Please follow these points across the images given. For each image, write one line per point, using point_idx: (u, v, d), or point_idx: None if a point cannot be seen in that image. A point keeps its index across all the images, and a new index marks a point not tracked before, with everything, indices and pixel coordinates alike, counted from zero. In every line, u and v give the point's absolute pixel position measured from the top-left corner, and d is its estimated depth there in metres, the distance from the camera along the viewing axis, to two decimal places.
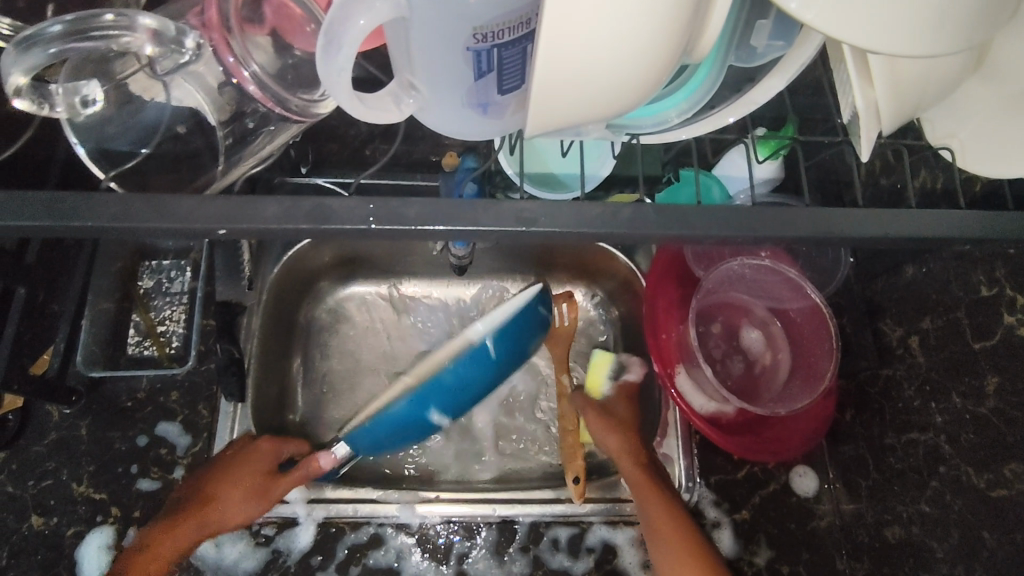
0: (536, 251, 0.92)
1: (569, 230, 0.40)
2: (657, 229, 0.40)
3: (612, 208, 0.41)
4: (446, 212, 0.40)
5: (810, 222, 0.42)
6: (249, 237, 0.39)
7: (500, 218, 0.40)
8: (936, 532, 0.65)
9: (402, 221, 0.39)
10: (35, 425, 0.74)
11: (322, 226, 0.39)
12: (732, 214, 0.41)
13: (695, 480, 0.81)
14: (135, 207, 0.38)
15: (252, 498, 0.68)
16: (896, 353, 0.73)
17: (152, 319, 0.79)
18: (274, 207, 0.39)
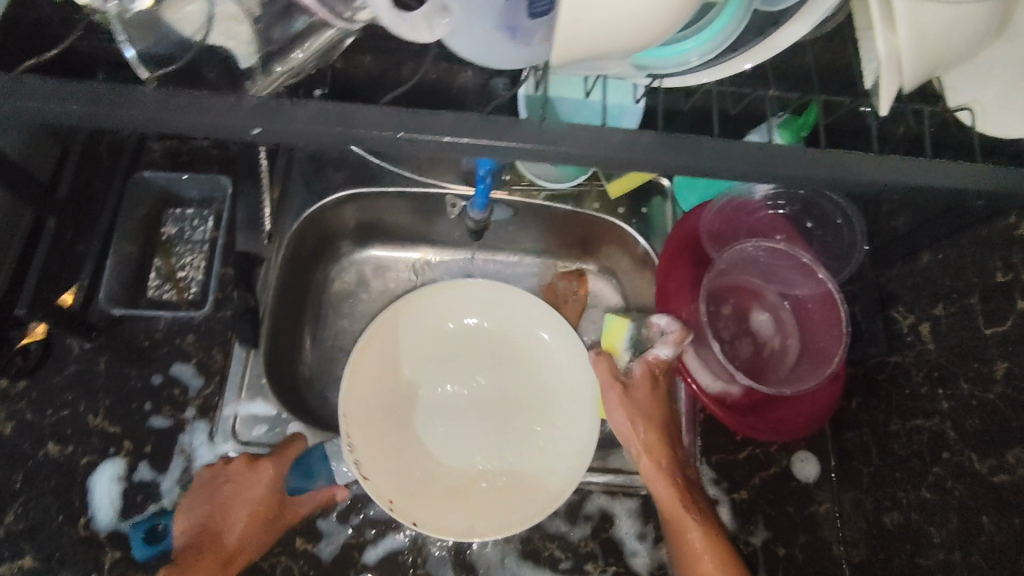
0: (550, 228, 0.94)
1: (590, 154, 0.41)
2: (674, 163, 0.41)
3: (634, 135, 0.42)
4: (474, 128, 0.41)
5: (829, 164, 0.42)
6: (281, 139, 0.41)
7: (524, 135, 0.41)
8: (936, 517, 0.65)
9: (430, 133, 0.40)
10: (56, 357, 0.76)
11: (349, 129, 0.40)
12: (749, 157, 0.41)
13: (697, 457, 0.81)
14: (173, 113, 0.40)
15: (266, 526, 0.69)
16: (906, 340, 0.72)
17: (173, 264, 0.82)
18: (310, 109, 0.40)
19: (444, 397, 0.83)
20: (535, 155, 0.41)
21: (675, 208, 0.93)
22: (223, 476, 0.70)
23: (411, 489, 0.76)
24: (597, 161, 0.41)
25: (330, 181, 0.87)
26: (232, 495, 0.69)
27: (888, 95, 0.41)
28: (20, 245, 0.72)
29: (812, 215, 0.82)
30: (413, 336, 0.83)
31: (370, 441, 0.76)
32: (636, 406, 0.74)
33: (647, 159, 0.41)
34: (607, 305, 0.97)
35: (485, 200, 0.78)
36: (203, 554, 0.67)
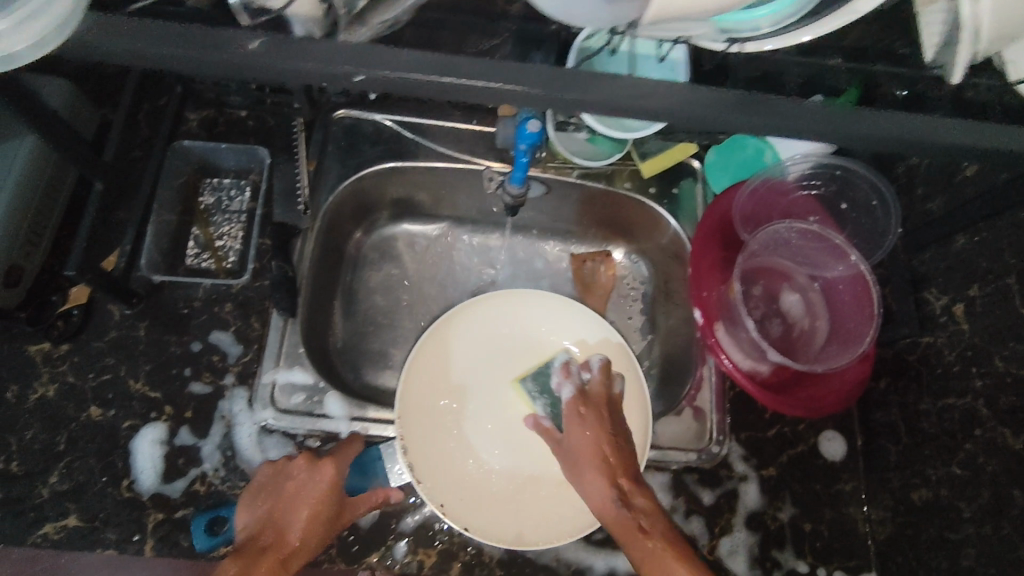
0: (579, 208, 0.96)
1: (676, 109, 0.44)
2: (756, 119, 0.45)
3: (716, 91, 0.45)
4: (564, 80, 0.44)
5: (915, 124, 0.46)
6: (378, 87, 0.44)
7: (612, 91, 0.44)
8: (966, 492, 0.67)
9: (525, 84, 0.43)
10: (96, 322, 0.76)
11: (447, 78, 0.43)
12: (830, 121, 0.45)
13: (726, 434, 0.83)
14: (273, 58, 0.42)
15: (326, 526, 0.68)
16: (938, 321, 0.73)
17: (211, 233, 0.83)
18: (408, 56, 0.43)
19: (490, 403, 0.84)
20: (624, 107, 0.45)
21: (705, 189, 0.94)
22: (285, 475, 0.70)
23: (461, 494, 0.77)
24: (684, 118, 0.45)
25: (364, 155, 0.87)
26: (292, 494, 0.68)
27: (963, 63, 0.43)
28: (58, 218, 0.76)
29: (846, 197, 0.84)
30: (461, 343, 0.84)
31: (422, 445, 0.77)
32: (571, 455, 0.70)
33: (738, 116, 0.45)
34: (632, 285, 0.98)
35: (523, 174, 0.78)
36: (264, 554, 0.65)
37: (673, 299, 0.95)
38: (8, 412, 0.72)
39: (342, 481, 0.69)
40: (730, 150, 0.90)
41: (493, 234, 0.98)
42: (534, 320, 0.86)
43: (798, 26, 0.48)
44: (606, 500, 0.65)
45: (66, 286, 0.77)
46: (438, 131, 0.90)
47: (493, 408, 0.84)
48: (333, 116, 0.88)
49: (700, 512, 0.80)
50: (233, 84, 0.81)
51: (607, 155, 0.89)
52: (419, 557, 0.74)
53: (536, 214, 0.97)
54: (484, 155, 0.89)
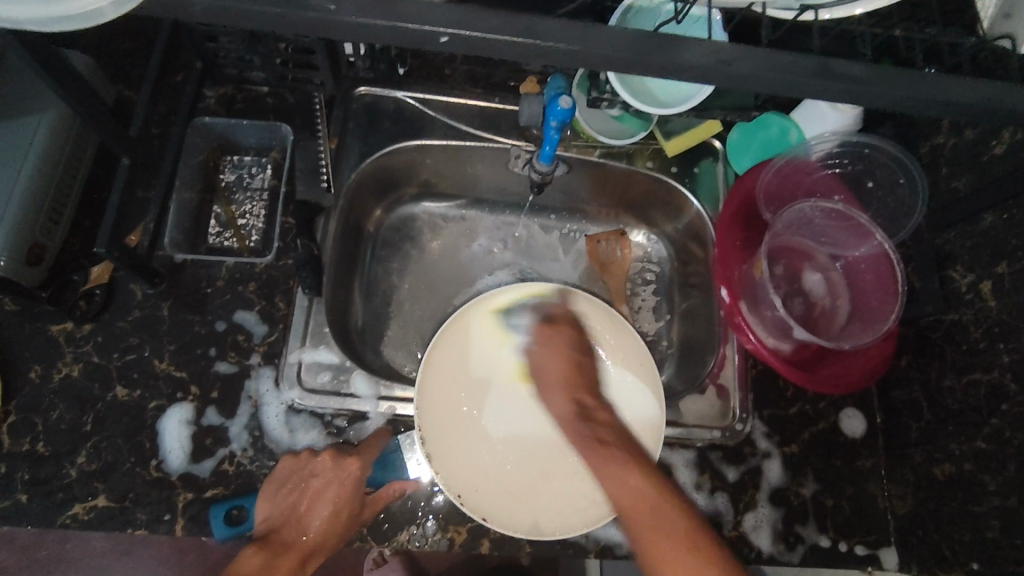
0: (598, 189, 0.96)
1: (762, 75, 0.43)
2: (835, 86, 0.43)
3: (796, 57, 0.43)
4: (655, 46, 0.42)
5: (986, 93, 0.45)
6: (462, 50, 0.43)
7: (699, 55, 0.42)
8: (991, 466, 0.68)
9: (609, 49, 0.42)
10: (118, 302, 0.75)
11: (536, 42, 0.42)
12: (907, 84, 0.44)
13: (749, 412, 0.83)
14: (353, 19, 0.41)
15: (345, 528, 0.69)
16: (964, 299, 0.74)
17: (233, 212, 0.83)
18: (495, 18, 0.42)
19: (511, 392, 0.81)
20: (712, 74, 0.43)
21: (726, 169, 0.93)
22: (306, 474, 0.70)
23: (476, 484, 0.75)
24: (767, 87, 0.43)
25: (386, 133, 0.86)
26: (313, 496, 0.69)
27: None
28: (80, 187, 0.77)
29: (873, 175, 0.84)
30: (483, 332, 0.80)
31: (439, 434, 0.75)
32: (538, 386, 0.70)
33: (819, 84, 0.43)
34: (648, 266, 0.99)
35: (551, 151, 0.78)
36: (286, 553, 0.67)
37: (692, 279, 0.95)
38: (32, 392, 0.71)
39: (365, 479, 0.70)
40: (753, 129, 0.90)
41: (510, 215, 0.98)
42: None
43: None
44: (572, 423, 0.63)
45: (87, 265, 0.75)
46: (461, 109, 0.88)
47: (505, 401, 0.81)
48: (354, 92, 0.87)
49: (725, 489, 0.80)
50: (256, 59, 0.79)
51: (633, 134, 0.90)
52: (449, 535, 0.73)
53: (554, 194, 0.97)
54: (507, 134, 0.88)
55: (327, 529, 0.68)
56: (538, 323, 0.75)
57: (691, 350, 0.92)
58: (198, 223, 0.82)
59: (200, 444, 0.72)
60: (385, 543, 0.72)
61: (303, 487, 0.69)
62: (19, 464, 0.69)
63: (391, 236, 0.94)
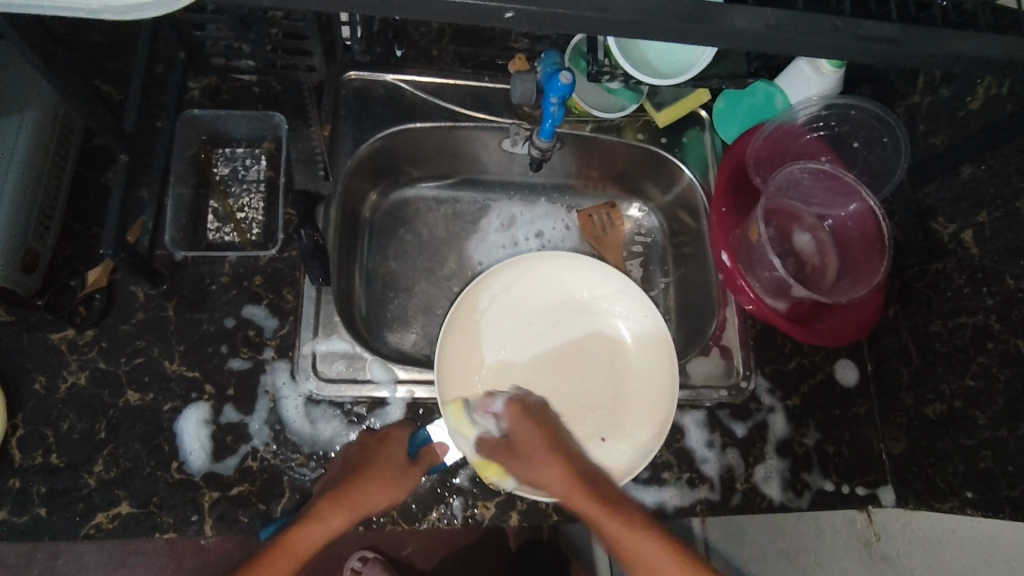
0: (592, 163, 0.97)
1: (806, 39, 0.45)
2: (875, 49, 0.46)
3: (831, 20, 0.45)
4: (703, 15, 0.43)
5: (994, 48, 0.47)
6: (522, 26, 0.43)
7: (751, 22, 0.44)
8: (981, 401, 0.73)
9: (667, 20, 0.43)
10: (121, 304, 0.73)
11: (597, 17, 0.42)
12: (928, 41, 0.46)
13: (752, 369, 0.87)
14: None
15: (394, 490, 0.69)
16: (947, 248, 0.79)
17: (231, 206, 0.81)
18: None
19: (528, 359, 0.83)
20: (761, 39, 0.45)
21: (713, 137, 0.96)
22: (357, 450, 0.71)
23: None
24: (808, 49, 0.45)
25: (378, 117, 0.85)
26: (362, 464, 0.69)
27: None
28: (67, 187, 0.74)
29: (858, 135, 0.88)
30: (493, 314, 0.82)
31: (462, 404, 0.77)
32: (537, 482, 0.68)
33: (853, 45, 0.45)
34: (641, 233, 1.01)
35: (552, 127, 0.79)
36: (341, 508, 0.66)
37: (684, 248, 0.98)
38: (39, 403, 0.69)
39: (397, 448, 0.72)
40: (739, 97, 0.92)
41: (507, 193, 0.99)
42: (558, 279, 0.84)
43: None
44: (585, 498, 0.65)
45: (83, 269, 0.73)
46: (453, 91, 0.88)
47: (525, 368, 0.83)
48: (343, 78, 0.85)
49: (735, 444, 0.84)
50: (245, 46, 0.77)
51: (623, 107, 0.91)
52: (478, 511, 0.74)
53: (546, 172, 0.98)
54: (501, 113, 0.89)
55: (379, 496, 0.68)
56: (519, 413, 0.73)
57: (691, 314, 0.94)
58: (194, 220, 0.80)
59: (218, 440, 0.71)
60: (416, 524, 0.72)
61: (350, 458, 0.71)
62: (33, 477, 0.67)
63: (388, 221, 0.94)
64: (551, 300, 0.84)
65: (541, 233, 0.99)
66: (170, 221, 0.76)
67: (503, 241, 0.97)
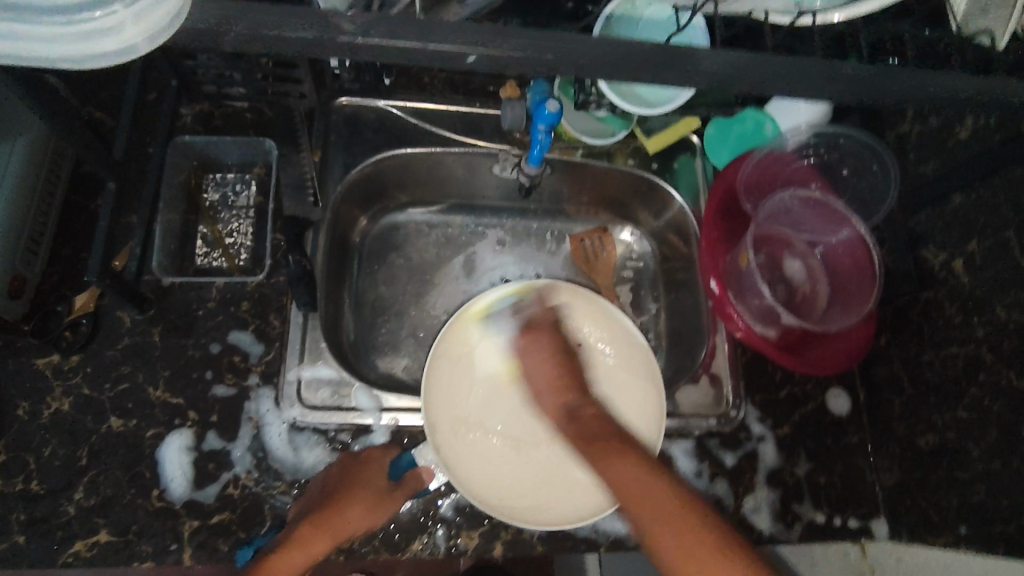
0: (582, 189, 0.98)
1: (772, 80, 0.44)
2: (848, 89, 0.45)
3: (803, 63, 0.45)
4: (672, 58, 0.43)
5: (970, 88, 0.47)
6: (490, 68, 0.43)
7: (720, 64, 0.44)
8: (974, 433, 0.72)
9: (633, 64, 0.43)
10: (107, 330, 0.73)
11: (565, 59, 0.42)
12: (905, 81, 0.45)
13: (742, 397, 0.86)
14: (368, 37, 0.40)
15: (375, 516, 0.69)
16: (938, 277, 0.78)
17: (220, 231, 0.82)
18: (527, 33, 0.42)
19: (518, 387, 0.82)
20: (731, 79, 0.44)
21: (705, 163, 0.96)
22: (337, 473, 0.71)
23: (512, 495, 0.75)
24: (780, 90, 0.45)
25: (368, 143, 0.86)
26: (343, 489, 0.68)
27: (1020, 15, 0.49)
28: (56, 213, 0.74)
29: (847, 164, 0.88)
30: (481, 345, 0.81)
31: (453, 436, 0.76)
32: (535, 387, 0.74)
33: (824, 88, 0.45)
34: (631, 257, 1.01)
35: (540, 153, 0.79)
36: (322, 534, 0.64)
37: (675, 273, 0.97)
38: (21, 429, 0.69)
39: (379, 472, 0.71)
40: (730, 124, 0.92)
41: (496, 218, 0.99)
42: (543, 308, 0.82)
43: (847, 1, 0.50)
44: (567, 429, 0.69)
45: (70, 294, 0.73)
46: (444, 117, 0.88)
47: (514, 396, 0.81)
48: (334, 104, 0.86)
49: (724, 473, 0.83)
50: (236, 74, 0.78)
51: (614, 133, 0.92)
52: (461, 541, 0.73)
53: (540, 197, 0.98)
54: (491, 138, 0.89)
55: (361, 520, 0.68)
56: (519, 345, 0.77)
57: (681, 340, 0.94)
58: (183, 245, 0.80)
59: (199, 467, 0.70)
60: (399, 554, 0.72)
61: (331, 482, 0.70)
62: (13, 504, 0.66)
63: (378, 245, 0.94)
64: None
65: (507, 277, 0.97)
66: (158, 247, 0.76)
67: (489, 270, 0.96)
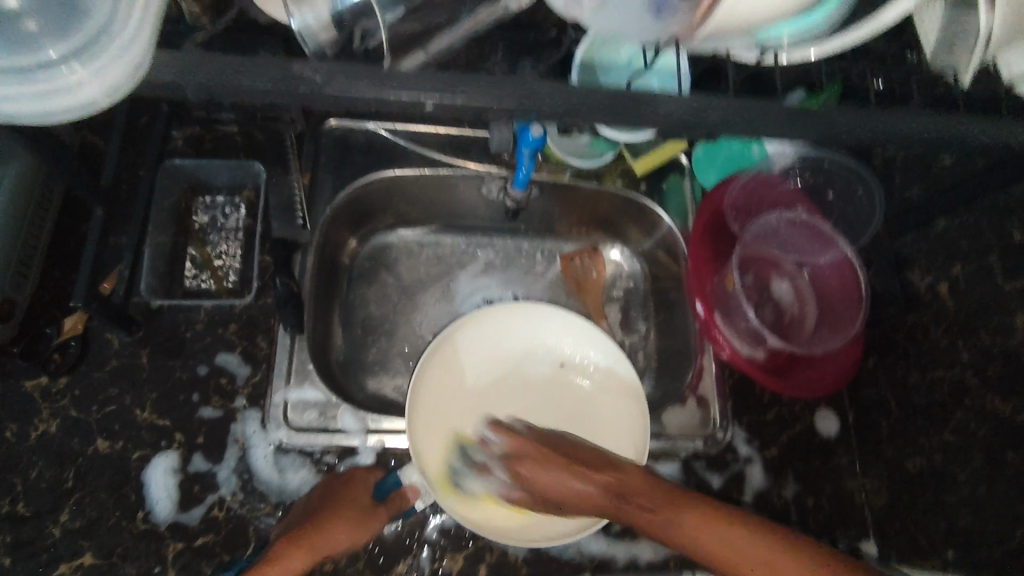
0: (572, 209, 0.98)
1: (732, 123, 0.44)
2: (807, 128, 0.45)
3: (764, 106, 0.45)
4: (632, 102, 0.44)
5: (939, 125, 0.46)
6: (451, 115, 0.43)
7: (677, 107, 0.44)
8: (961, 458, 0.71)
9: (591, 110, 0.43)
10: (95, 351, 0.74)
11: (524, 108, 0.43)
12: (870, 121, 0.45)
13: (729, 419, 0.86)
14: (335, 80, 0.41)
15: (357, 532, 0.69)
16: (924, 299, 0.78)
17: (209, 253, 0.82)
18: (486, 82, 0.42)
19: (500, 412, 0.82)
20: (684, 124, 0.45)
21: (693, 183, 0.96)
22: (322, 489, 0.72)
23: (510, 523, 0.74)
24: (741, 130, 0.45)
25: (358, 166, 0.87)
26: (326, 505, 0.69)
27: (976, 66, 0.47)
28: (48, 236, 0.76)
29: (833, 186, 0.88)
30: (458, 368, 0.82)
31: (439, 462, 0.77)
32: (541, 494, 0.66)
33: (788, 126, 0.45)
34: (622, 276, 1.01)
35: (525, 177, 0.81)
36: (301, 549, 0.65)
37: (665, 293, 0.97)
38: (9, 451, 0.69)
39: (363, 489, 0.72)
40: (717, 147, 0.93)
41: (487, 237, 0.99)
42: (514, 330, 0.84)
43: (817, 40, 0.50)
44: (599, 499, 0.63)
45: (59, 316, 0.74)
46: (434, 140, 0.90)
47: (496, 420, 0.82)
48: (324, 127, 0.87)
49: (711, 495, 0.83)
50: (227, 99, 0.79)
51: (601, 155, 0.93)
52: (446, 563, 0.73)
53: (533, 217, 0.99)
54: (480, 160, 0.90)
55: (342, 537, 0.69)
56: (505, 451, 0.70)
57: (670, 360, 0.94)
58: (173, 267, 0.81)
59: (184, 489, 0.71)
60: None
61: (316, 498, 0.71)
62: None
63: (368, 265, 0.94)
64: (526, 346, 0.84)
65: (489, 298, 0.96)
66: (147, 270, 0.77)
67: (478, 290, 0.96)
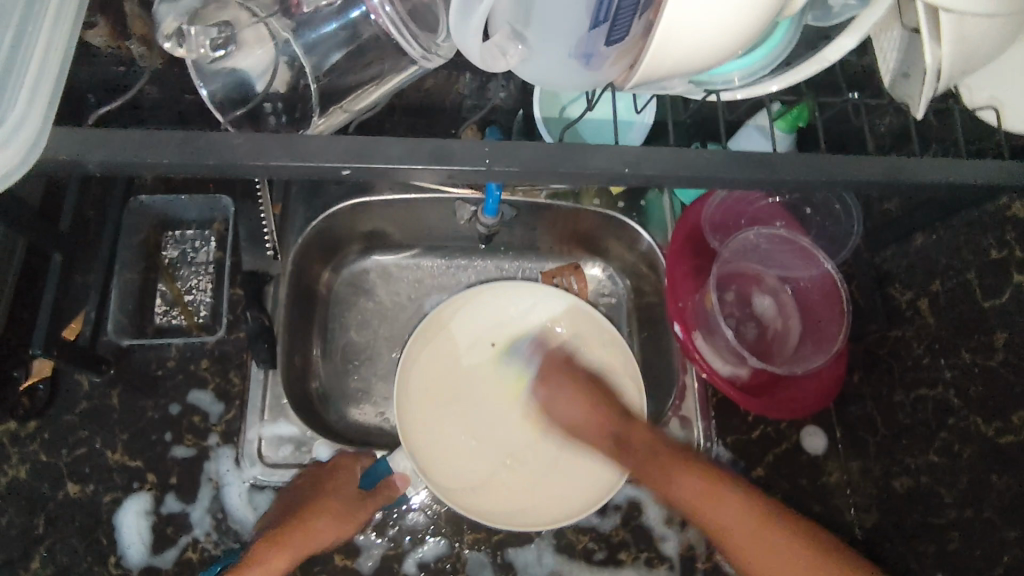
0: (550, 227, 0.95)
1: (669, 171, 0.43)
2: (751, 175, 0.44)
3: (705, 154, 0.44)
4: (566, 154, 0.43)
5: (884, 166, 0.46)
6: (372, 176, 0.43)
7: (608, 159, 0.43)
8: (946, 479, 0.70)
9: (515, 162, 0.43)
10: (64, 394, 0.74)
11: (444, 164, 0.42)
12: (818, 165, 0.45)
13: (713, 440, 0.85)
14: (266, 150, 0.41)
15: (342, 526, 0.70)
16: (905, 316, 0.77)
17: (179, 289, 0.81)
18: (402, 144, 0.42)
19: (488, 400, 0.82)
20: (622, 176, 0.44)
21: (672, 199, 0.95)
22: (303, 483, 0.71)
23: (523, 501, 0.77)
24: (685, 180, 0.44)
25: (330, 194, 0.85)
26: (308, 502, 0.69)
27: (925, 99, 0.46)
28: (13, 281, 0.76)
29: (810, 202, 0.86)
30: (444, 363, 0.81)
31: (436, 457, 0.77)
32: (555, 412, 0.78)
33: (733, 170, 0.44)
34: (604, 292, 0.99)
35: (495, 204, 0.79)
36: (280, 550, 0.66)
37: (648, 309, 0.96)
38: None
39: (347, 484, 0.71)
40: None
41: (467, 259, 0.97)
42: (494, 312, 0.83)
43: (767, 77, 0.49)
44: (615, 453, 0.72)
45: (27, 359, 0.74)
46: None
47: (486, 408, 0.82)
48: None
49: None
50: None
51: None
52: None
53: (514, 237, 0.96)
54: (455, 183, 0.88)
55: (327, 532, 0.69)
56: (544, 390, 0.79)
57: (655, 379, 0.93)
58: (143, 304, 0.80)
59: (157, 531, 0.70)
60: None
61: (301, 493, 0.70)
62: None
63: (347, 291, 0.93)
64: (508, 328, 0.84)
65: None
66: (115, 309, 0.77)
67: None
